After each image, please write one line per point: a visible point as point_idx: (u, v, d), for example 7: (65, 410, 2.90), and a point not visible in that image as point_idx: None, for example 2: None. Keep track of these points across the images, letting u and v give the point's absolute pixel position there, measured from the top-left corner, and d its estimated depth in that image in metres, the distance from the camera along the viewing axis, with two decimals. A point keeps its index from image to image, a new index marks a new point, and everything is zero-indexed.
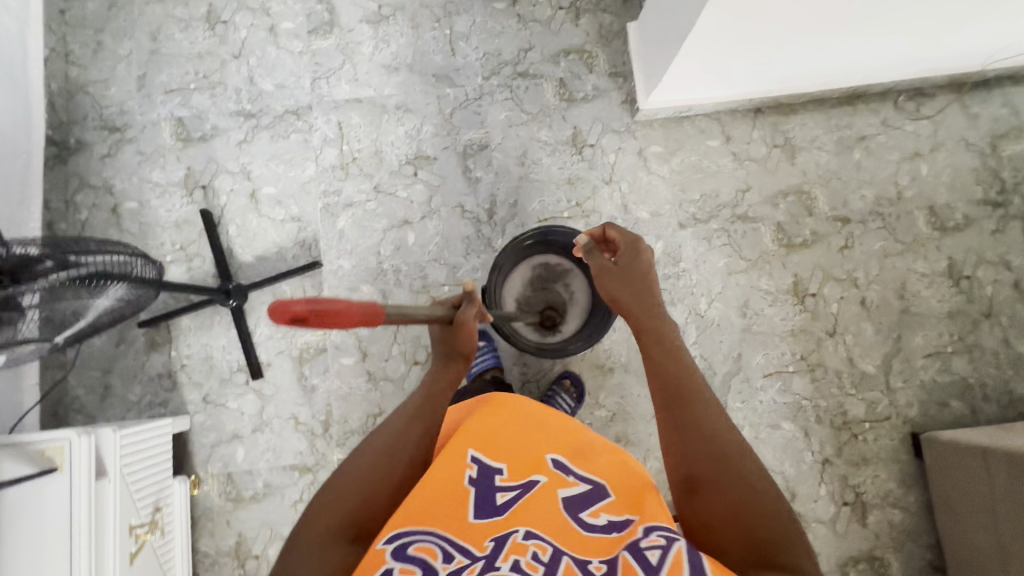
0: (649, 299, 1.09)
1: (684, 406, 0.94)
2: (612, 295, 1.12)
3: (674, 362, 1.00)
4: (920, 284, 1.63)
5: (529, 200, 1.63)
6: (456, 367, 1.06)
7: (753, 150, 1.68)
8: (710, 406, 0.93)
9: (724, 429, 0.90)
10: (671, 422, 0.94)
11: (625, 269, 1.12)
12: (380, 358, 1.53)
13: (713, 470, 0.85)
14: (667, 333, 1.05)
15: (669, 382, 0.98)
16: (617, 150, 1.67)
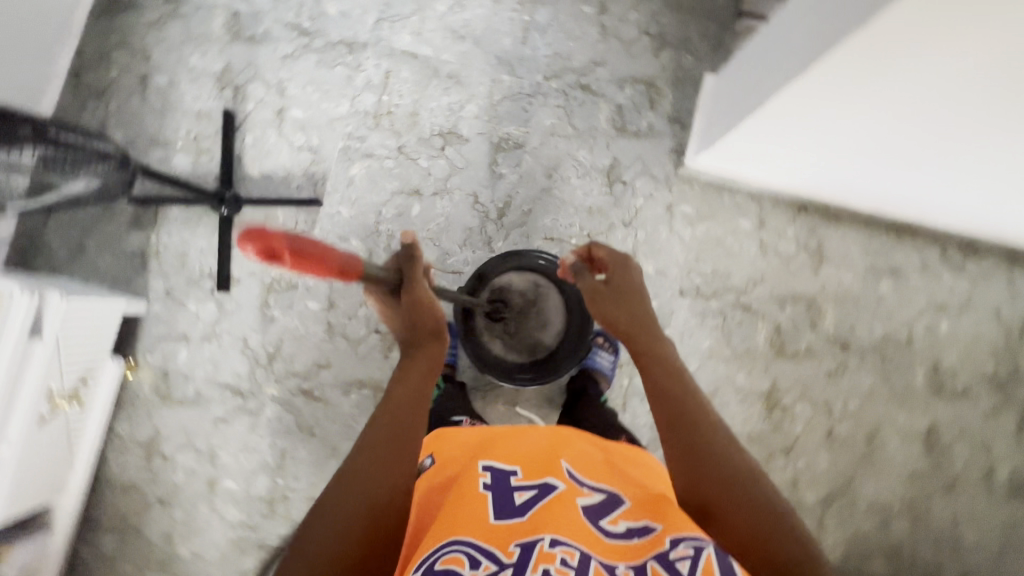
0: (640, 316, 1.03)
1: (683, 424, 0.86)
2: (603, 310, 1.06)
3: (669, 378, 0.92)
4: (893, 435, 1.58)
5: (542, 214, 1.59)
6: (432, 347, 1.00)
7: (782, 245, 1.61)
8: (712, 419, 0.87)
9: (728, 443, 0.84)
10: (673, 447, 0.85)
11: (620, 289, 1.07)
12: (344, 314, 1.54)
13: (728, 497, 0.79)
14: (656, 348, 0.98)
15: (663, 402, 0.90)
16: (647, 196, 1.61)
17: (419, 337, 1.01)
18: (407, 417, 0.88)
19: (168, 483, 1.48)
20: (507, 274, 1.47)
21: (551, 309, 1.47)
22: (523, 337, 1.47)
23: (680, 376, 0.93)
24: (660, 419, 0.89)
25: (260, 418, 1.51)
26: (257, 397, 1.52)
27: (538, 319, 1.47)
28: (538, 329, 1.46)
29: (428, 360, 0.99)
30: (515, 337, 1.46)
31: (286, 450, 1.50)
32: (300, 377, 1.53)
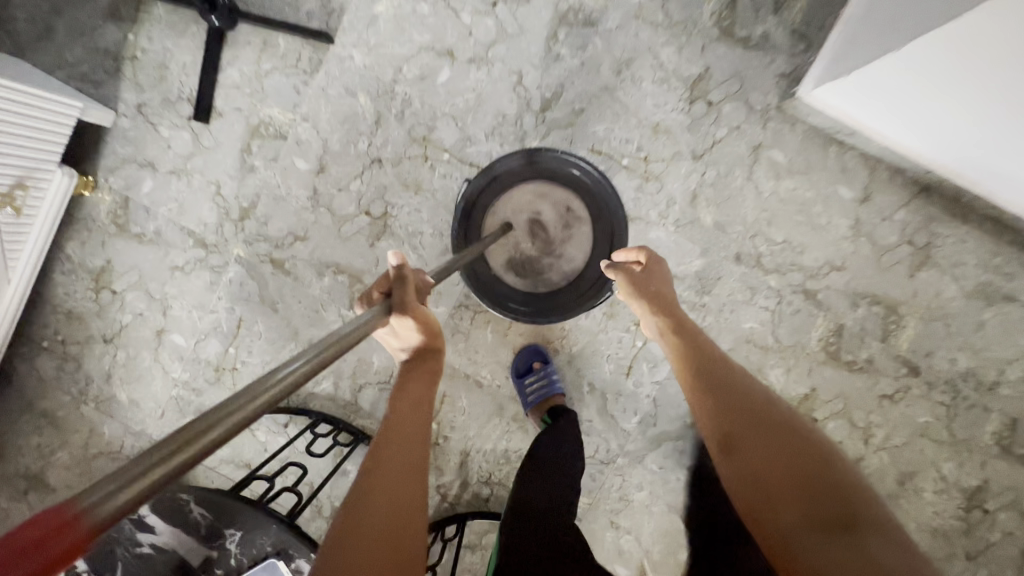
0: (672, 297, 0.99)
1: (709, 380, 0.83)
2: (635, 287, 0.99)
3: (696, 344, 0.89)
4: (930, 484, 1.33)
5: (595, 119, 1.27)
6: (427, 355, 0.77)
7: (882, 231, 1.27)
8: (740, 377, 0.83)
9: (757, 395, 0.79)
10: (698, 399, 0.82)
11: (655, 273, 1.01)
12: (334, 184, 1.30)
13: (756, 440, 0.72)
14: (687, 322, 0.94)
15: (689, 359, 0.87)
16: (732, 127, 1.26)
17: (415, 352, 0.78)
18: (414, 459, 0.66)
19: (114, 321, 1.34)
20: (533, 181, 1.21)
21: (575, 236, 1.22)
22: (534, 262, 1.23)
23: (709, 346, 0.90)
24: (687, 378, 0.86)
25: (221, 277, 1.33)
26: (220, 254, 1.33)
27: (558, 244, 1.23)
28: (553, 258, 1.23)
29: (427, 373, 0.76)
30: (524, 262, 1.23)
31: (243, 319, 1.33)
32: (271, 243, 1.32)
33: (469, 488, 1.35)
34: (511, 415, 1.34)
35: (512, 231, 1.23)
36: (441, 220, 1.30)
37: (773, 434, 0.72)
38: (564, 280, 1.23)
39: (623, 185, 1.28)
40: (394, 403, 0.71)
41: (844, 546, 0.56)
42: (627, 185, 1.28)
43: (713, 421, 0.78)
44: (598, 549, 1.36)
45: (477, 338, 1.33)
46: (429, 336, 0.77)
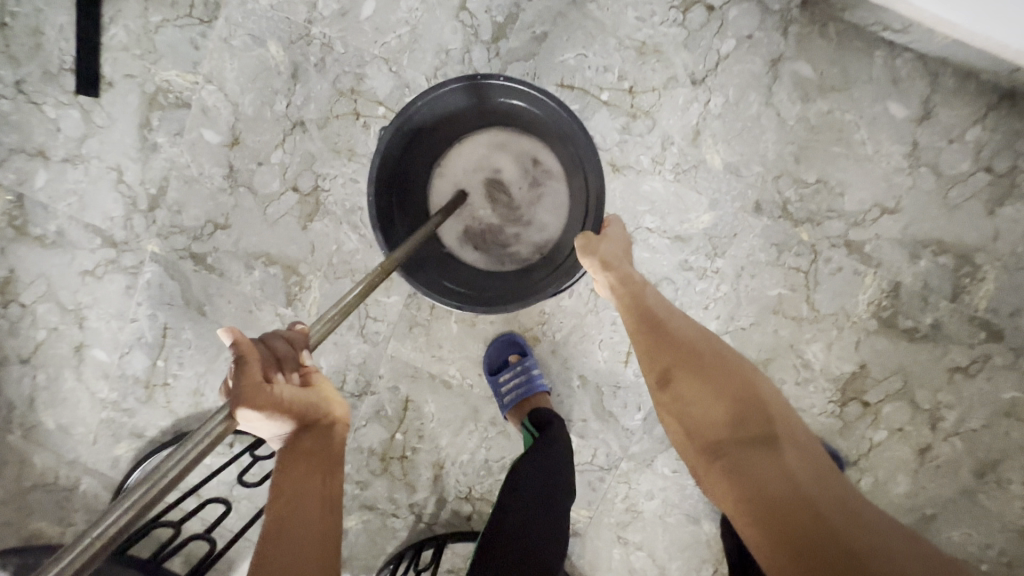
0: (627, 246, 0.86)
1: (647, 322, 0.76)
2: (599, 255, 0.80)
3: (636, 285, 0.80)
4: (1019, 474, 1.06)
5: (562, 44, 0.99)
6: (313, 430, 0.63)
7: (950, 157, 0.97)
8: (670, 312, 0.78)
9: (691, 331, 0.75)
10: (638, 341, 0.76)
11: (624, 244, 0.85)
12: (252, 157, 1.07)
13: (696, 378, 0.69)
14: (626, 259, 0.83)
15: (630, 305, 0.79)
16: (741, 37, 0.97)
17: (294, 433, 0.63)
18: (319, 531, 0.57)
19: (27, 339, 1.17)
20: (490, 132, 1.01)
21: (544, 196, 1.01)
22: (498, 233, 1.03)
23: (644, 282, 0.82)
24: (632, 329, 0.77)
25: (137, 280, 1.13)
26: (133, 252, 1.13)
27: (525, 209, 1.02)
28: (521, 226, 1.03)
29: (315, 455, 0.61)
30: (486, 233, 1.04)
31: (168, 327, 1.14)
32: (189, 236, 1.11)
33: (447, 506, 1.14)
34: (489, 419, 1.12)
35: (468, 196, 1.03)
36: None
37: (710, 370, 0.69)
38: (534, 251, 1.02)
39: (604, 126, 1.00)
40: (275, 485, 0.59)
41: (773, 469, 0.59)
42: (610, 126, 1.00)
43: (654, 361, 0.74)
44: (606, 569, 1.15)
45: (440, 329, 1.11)
46: (315, 406, 0.63)
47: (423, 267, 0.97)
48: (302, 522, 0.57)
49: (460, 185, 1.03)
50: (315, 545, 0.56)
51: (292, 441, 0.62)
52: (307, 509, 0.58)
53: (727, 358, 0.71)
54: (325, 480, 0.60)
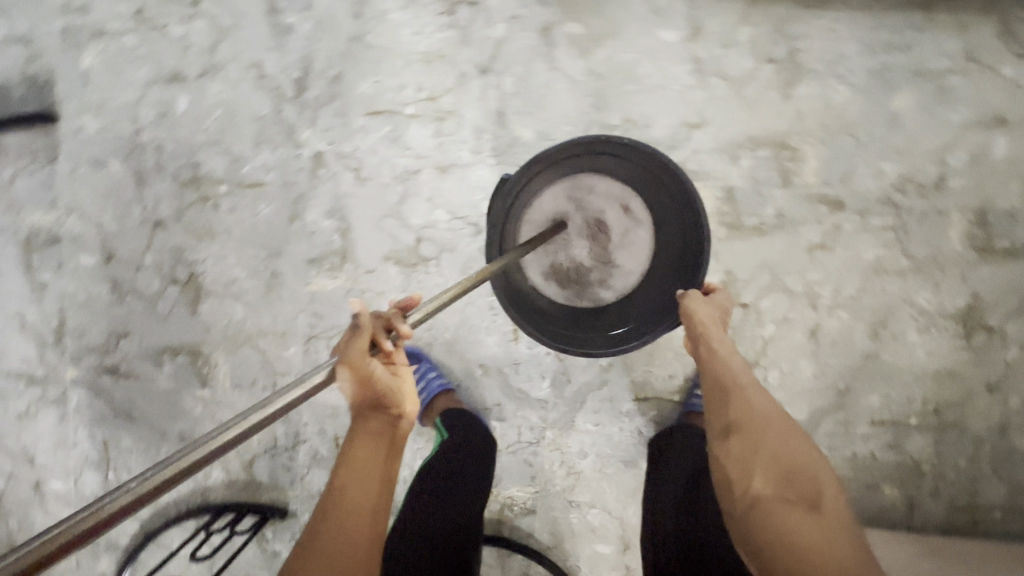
0: (722, 312, 0.89)
1: (725, 376, 0.78)
2: (701, 316, 0.84)
3: (719, 347, 0.82)
4: (911, 324, 1.09)
5: (357, 77, 1.07)
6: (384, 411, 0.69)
7: (733, 61, 1.03)
8: (745, 370, 0.80)
9: (756, 391, 0.77)
10: (709, 390, 0.79)
11: (718, 310, 0.88)
12: (129, 266, 1.16)
13: (752, 433, 0.71)
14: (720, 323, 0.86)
15: (710, 360, 0.81)
16: (509, 19, 1.04)
17: (368, 409, 0.69)
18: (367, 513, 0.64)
19: None
20: (621, 194, 1.00)
21: (642, 243, 1.01)
22: (573, 268, 1.05)
23: (725, 343, 0.83)
24: (708, 383, 0.80)
25: (67, 406, 1.21)
26: (56, 384, 1.21)
27: (615, 249, 1.03)
28: (605, 265, 1.04)
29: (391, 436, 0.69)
30: (563, 266, 1.05)
31: (107, 440, 1.22)
32: (99, 352, 1.19)
33: None
34: (415, 430, 1.18)
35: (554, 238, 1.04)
36: (250, 256, 1.14)
37: (769, 431, 0.71)
38: (607, 292, 1.03)
39: (420, 136, 1.08)
40: (342, 463, 0.66)
41: (820, 535, 0.61)
42: (424, 135, 1.08)
43: (717, 407, 0.76)
44: (568, 535, 1.19)
45: None
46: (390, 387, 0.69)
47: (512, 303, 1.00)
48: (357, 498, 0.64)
49: (545, 223, 1.04)
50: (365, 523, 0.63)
51: (364, 417, 0.69)
52: (369, 491, 0.65)
53: (789, 426, 0.72)
54: (388, 465, 0.68)
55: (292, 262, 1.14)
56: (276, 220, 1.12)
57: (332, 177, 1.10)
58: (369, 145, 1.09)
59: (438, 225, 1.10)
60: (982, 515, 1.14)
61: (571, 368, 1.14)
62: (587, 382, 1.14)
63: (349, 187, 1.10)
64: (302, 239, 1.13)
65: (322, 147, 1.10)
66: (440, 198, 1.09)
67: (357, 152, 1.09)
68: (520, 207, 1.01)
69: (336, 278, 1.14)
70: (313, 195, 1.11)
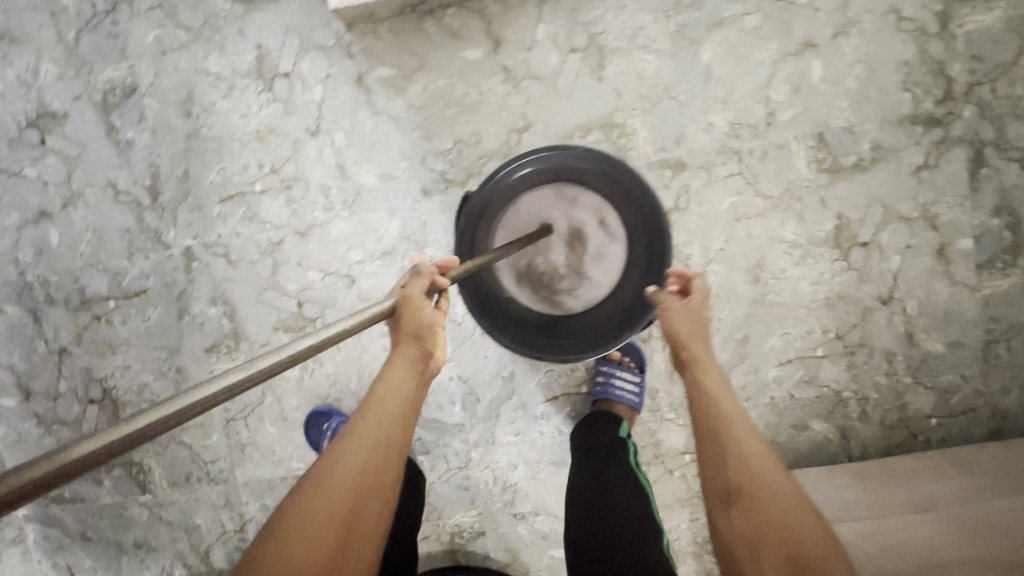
0: (702, 324, 0.79)
1: (718, 422, 0.68)
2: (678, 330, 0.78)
3: (711, 386, 0.73)
4: (788, 260, 1.09)
5: (203, 170, 1.13)
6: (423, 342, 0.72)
7: (539, 60, 1.06)
8: (741, 411, 0.70)
9: (757, 440, 0.67)
10: (700, 432, 0.70)
11: (693, 325, 0.78)
12: (46, 398, 1.20)
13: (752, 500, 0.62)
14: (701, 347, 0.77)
15: (704, 397, 0.72)
16: (324, 79, 1.09)
17: (407, 337, 0.71)
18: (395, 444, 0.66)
19: None
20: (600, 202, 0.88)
21: (617, 259, 0.89)
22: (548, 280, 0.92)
23: (720, 381, 0.73)
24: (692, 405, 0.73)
25: (27, 543, 1.26)
26: (12, 524, 1.26)
27: (595, 261, 0.91)
28: (581, 277, 0.91)
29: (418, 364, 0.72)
30: (535, 275, 0.93)
31: (71, 565, 1.26)
32: None
33: None
34: None
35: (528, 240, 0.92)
36: (153, 359, 1.19)
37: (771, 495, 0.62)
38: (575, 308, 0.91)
39: (274, 208, 1.13)
40: (382, 379, 0.69)
41: None
42: (278, 207, 1.12)
43: (710, 460, 0.67)
44: (521, 548, 1.20)
45: (265, 438, 1.21)
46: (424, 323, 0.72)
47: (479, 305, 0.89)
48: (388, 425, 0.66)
49: (526, 225, 0.92)
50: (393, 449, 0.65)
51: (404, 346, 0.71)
52: (400, 402, 0.68)
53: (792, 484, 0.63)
54: (416, 388, 0.70)
55: (192, 355, 1.18)
56: (167, 320, 1.17)
57: (206, 268, 1.15)
58: (230, 229, 1.14)
59: (314, 285, 1.14)
60: (916, 426, 1.13)
61: (477, 386, 1.16)
62: (497, 396, 1.16)
63: (223, 272, 1.15)
64: (195, 331, 1.17)
65: (189, 243, 1.15)
66: (308, 260, 1.14)
67: (222, 239, 1.14)
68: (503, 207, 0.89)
69: (235, 359, 1.18)
70: (193, 288, 1.16)
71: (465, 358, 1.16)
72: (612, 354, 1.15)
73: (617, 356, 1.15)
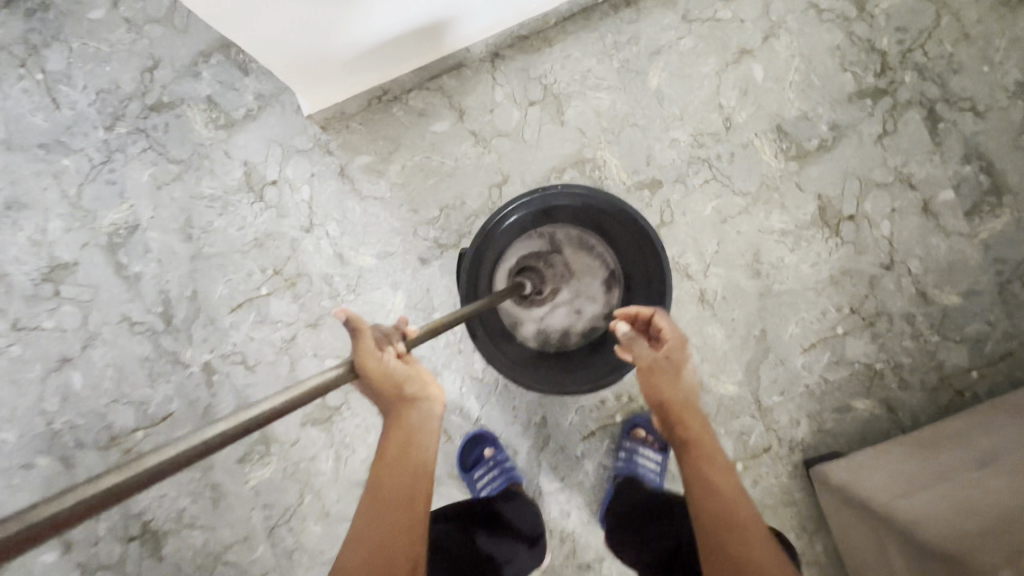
0: (691, 400, 0.76)
1: (732, 543, 0.63)
2: (658, 380, 0.77)
3: (717, 489, 0.67)
4: (782, 248, 1.12)
5: (210, 285, 1.17)
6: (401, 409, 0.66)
7: (503, 119, 1.14)
8: (751, 515, 0.66)
9: (770, 552, 0.63)
10: (709, 551, 0.64)
11: (679, 400, 0.75)
12: (87, 545, 1.15)
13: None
14: (703, 435, 0.73)
15: (708, 506, 0.66)
16: (309, 179, 1.16)
17: (394, 400, 0.66)
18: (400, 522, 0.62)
19: None
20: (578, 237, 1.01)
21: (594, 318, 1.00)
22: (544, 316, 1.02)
23: (725, 475, 0.69)
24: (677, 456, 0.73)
25: None
26: None
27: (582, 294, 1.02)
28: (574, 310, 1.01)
29: (412, 424, 0.66)
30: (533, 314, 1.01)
31: None
32: None
33: None
34: None
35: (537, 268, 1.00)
36: (189, 481, 1.19)
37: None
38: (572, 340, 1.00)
39: (283, 307, 1.16)
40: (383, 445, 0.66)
41: None
42: (286, 305, 1.16)
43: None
44: None
45: (310, 539, 1.18)
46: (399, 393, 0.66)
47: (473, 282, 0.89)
48: (381, 517, 0.61)
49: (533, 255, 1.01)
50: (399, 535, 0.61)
51: (397, 410, 0.66)
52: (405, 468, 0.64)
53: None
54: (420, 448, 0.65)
55: (225, 468, 1.18)
56: None
57: (227, 378, 1.17)
58: (244, 336, 1.17)
59: None
60: (961, 382, 1.10)
61: (511, 439, 1.15)
62: (534, 445, 1.15)
63: (244, 379, 1.17)
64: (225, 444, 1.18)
65: (207, 357, 1.17)
66: (323, 350, 1.16)
67: (237, 347, 1.17)
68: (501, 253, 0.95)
69: (269, 463, 1.17)
70: (216, 401, 1.17)
71: (493, 413, 1.15)
72: (636, 432, 1.12)
73: (643, 433, 1.11)
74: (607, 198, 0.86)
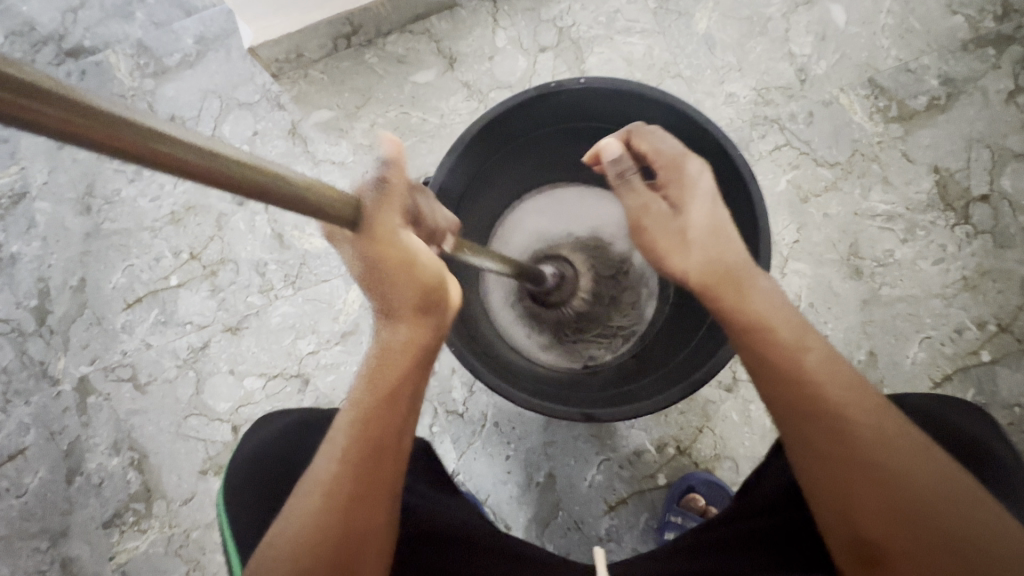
0: (719, 255, 0.47)
1: (828, 437, 0.40)
2: (666, 230, 0.49)
3: (806, 363, 0.42)
4: (889, 236, 0.80)
5: (105, 271, 0.87)
6: (401, 335, 0.45)
7: (507, 68, 0.88)
8: (851, 382, 0.42)
9: (886, 418, 0.40)
10: (801, 447, 0.41)
11: (702, 261, 0.47)
12: None
13: (911, 554, 0.36)
14: (751, 297, 0.45)
15: (791, 387, 0.42)
16: (251, 138, 0.89)
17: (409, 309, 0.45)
18: (381, 469, 0.43)
19: None
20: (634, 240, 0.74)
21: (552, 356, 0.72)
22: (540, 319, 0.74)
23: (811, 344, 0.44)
24: (739, 337, 0.45)
25: None
26: None
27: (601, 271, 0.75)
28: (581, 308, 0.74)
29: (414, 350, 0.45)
30: (523, 291, 0.74)
31: None
32: None
33: None
34: None
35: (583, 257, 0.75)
36: (33, 551, 0.83)
37: (950, 506, 0.36)
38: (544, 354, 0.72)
39: (196, 303, 0.85)
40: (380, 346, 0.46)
41: None
42: (201, 300, 0.85)
43: (826, 493, 0.40)
44: None
45: None
46: (398, 309, 0.45)
47: (540, 125, 0.63)
48: (367, 455, 0.42)
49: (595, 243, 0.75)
50: (375, 506, 0.42)
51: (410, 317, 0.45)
52: (402, 390, 0.45)
53: (958, 476, 0.37)
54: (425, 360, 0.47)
55: (83, 535, 0.82)
56: (51, 488, 0.83)
57: (107, 403, 0.84)
58: (139, 342, 0.85)
59: (253, 399, 0.83)
60: None
61: (501, 506, 0.77)
62: (536, 514, 0.77)
63: (129, 405, 0.84)
64: (89, 499, 0.82)
65: (84, 371, 0.85)
66: (243, 363, 0.83)
67: (127, 357, 0.85)
68: (506, 168, 0.68)
69: (147, 532, 0.81)
70: (91, 434, 0.83)
71: (478, 466, 0.78)
72: (693, 500, 0.74)
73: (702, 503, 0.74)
74: (651, 93, 0.55)
